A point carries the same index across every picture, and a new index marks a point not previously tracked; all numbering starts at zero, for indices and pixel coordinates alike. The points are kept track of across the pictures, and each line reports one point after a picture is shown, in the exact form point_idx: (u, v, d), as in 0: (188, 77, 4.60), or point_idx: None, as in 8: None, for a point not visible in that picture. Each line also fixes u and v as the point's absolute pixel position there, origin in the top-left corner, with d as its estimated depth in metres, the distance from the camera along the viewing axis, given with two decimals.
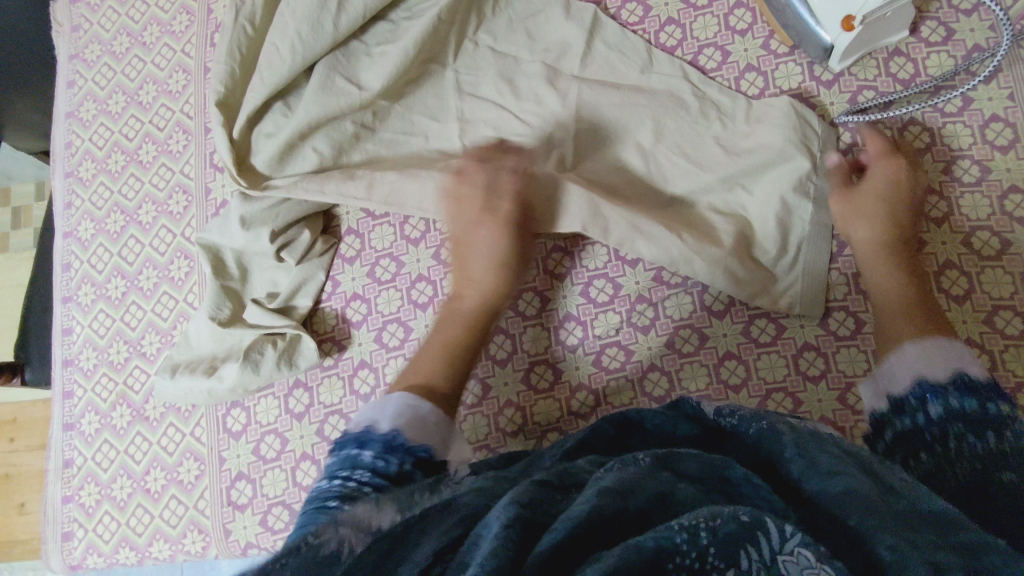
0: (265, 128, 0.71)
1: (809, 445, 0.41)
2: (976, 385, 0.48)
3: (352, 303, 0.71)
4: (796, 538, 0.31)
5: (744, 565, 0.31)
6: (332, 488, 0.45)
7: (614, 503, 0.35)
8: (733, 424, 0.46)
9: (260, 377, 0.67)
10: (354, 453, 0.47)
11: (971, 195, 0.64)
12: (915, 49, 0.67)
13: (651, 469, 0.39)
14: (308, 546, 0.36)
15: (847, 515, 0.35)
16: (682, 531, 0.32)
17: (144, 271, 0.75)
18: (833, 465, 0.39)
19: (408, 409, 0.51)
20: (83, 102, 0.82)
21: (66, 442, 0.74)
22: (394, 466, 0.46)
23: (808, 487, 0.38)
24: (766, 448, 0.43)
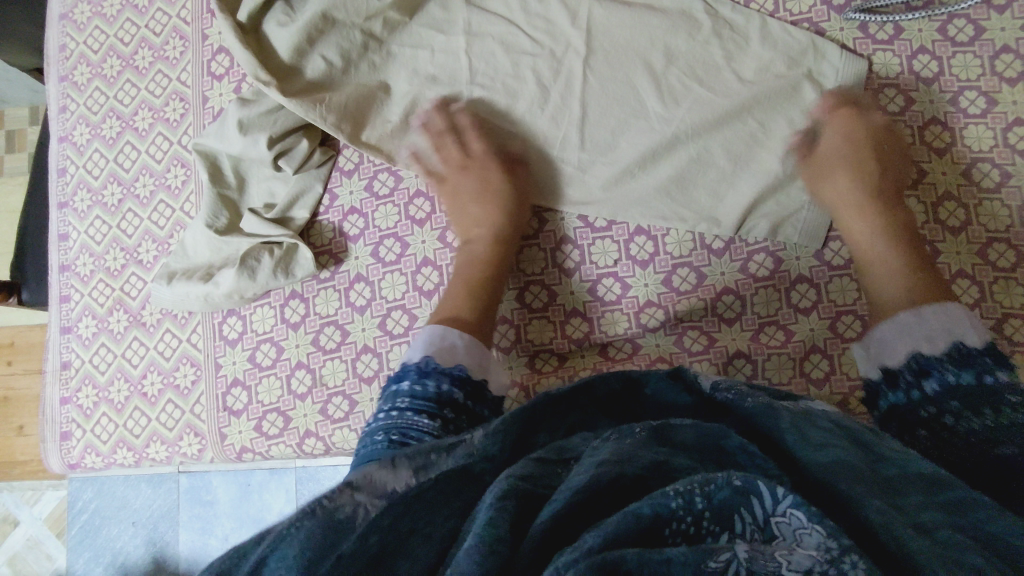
0: (271, 28, 0.69)
1: (801, 421, 0.41)
2: (971, 356, 0.48)
3: (350, 217, 0.71)
4: (788, 499, 0.32)
5: (739, 528, 0.32)
6: (383, 419, 0.50)
7: (613, 471, 0.35)
8: (729, 400, 0.45)
9: (256, 284, 0.67)
10: (395, 388, 0.53)
11: (975, 126, 0.64)
12: None
13: (647, 441, 0.39)
14: (323, 508, 0.36)
15: (838, 479, 0.36)
16: (678, 497, 0.32)
17: (140, 178, 0.75)
18: (823, 438, 0.39)
19: (439, 339, 0.57)
20: (76, 4, 0.79)
21: (64, 345, 0.75)
22: (433, 388, 0.52)
23: (798, 455, 0.39)
24: (764, 421, 0.42)
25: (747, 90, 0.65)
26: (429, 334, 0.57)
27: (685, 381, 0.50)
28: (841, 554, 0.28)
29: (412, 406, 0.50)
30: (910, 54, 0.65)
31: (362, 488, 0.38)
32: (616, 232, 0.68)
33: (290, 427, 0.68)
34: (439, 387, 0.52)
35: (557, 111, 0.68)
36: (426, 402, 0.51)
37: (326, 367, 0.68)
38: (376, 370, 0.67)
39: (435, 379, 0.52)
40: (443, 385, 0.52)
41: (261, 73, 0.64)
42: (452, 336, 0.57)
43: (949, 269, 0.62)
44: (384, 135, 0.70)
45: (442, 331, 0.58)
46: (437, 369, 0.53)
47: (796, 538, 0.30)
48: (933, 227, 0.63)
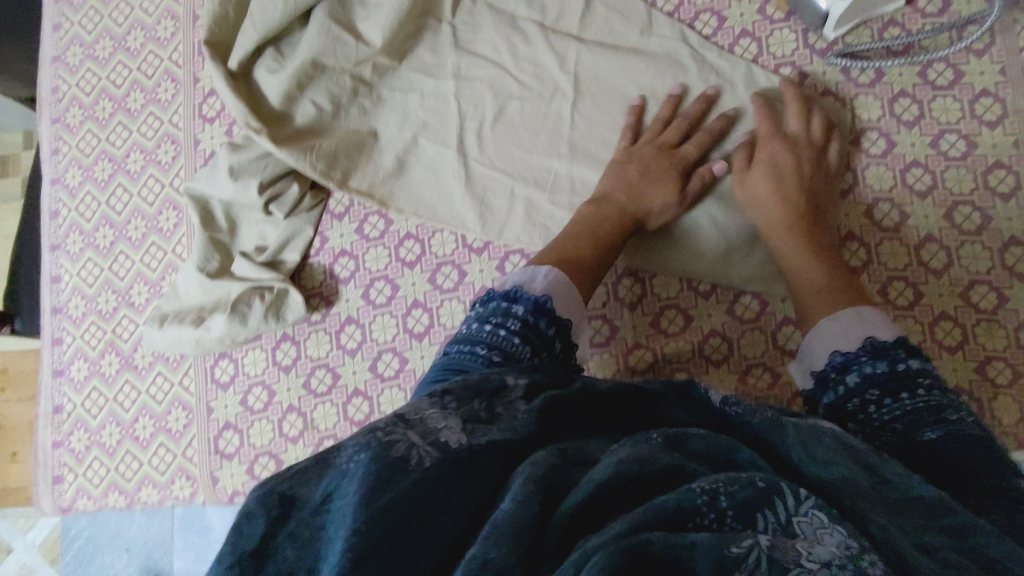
0: (262, 75, 0.70)
1: (810, 436, 0.39)
2: (884, 351, 0.50)
3: (340, 260, 0.71)
4: (810, 501, 0.32)
5: (760, 527, 0.32)
6: (482, 333, 0.49)
7: (630, 468, 0.34)
8: (739, 416, 0.41)
9: (247, 329, 0.68)
10: (502, 304, 0.51)
11: (956, 169, 0.64)
12: (910, 20, 0.67)
13: (663, 446, 0.37)
14: (378, 441, 0.34)
15: (851, 496, 0.35)
16: (703, 492, 0.33)
17: (132, 221, 0.75)
18: (829, 454, 0.37)
19: (561, 283, 0.55)
20: (69, 47, 0.80)
21: (56, 389, 0.75)
22: (541, 326, 0.50)
23: (805, 470, 0.37)
24: (770, 436, 0.39)
25: (721, 134, 0.66)
26: (539, 274, 0.55)
27: (692, 398, 0.45)
28: (861, 553, 0.30)
29: (517, 331, 0.49)
30: (891, 97, 0.66)
31: (417, 425, 0.36)
32: (604, 274, 0.69)
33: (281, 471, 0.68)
34: (546, 328, 0.50)
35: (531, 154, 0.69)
36: (530, 332, 0.49)
37: (317, 410, 0.69)
38: (367, 413, 0.68)
39: (546, 319, 0.51)
40: (549, 328, 0.51)
41: (252, 122, 0.66)
42: (551, 274, 0.56)
43: (931, 311, 0.63)
44: (375, 178, 0.70)
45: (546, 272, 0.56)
46: (552, 308, 0.52)
47: (816, 538, 0.31)
48: (916, 269, 0.64)
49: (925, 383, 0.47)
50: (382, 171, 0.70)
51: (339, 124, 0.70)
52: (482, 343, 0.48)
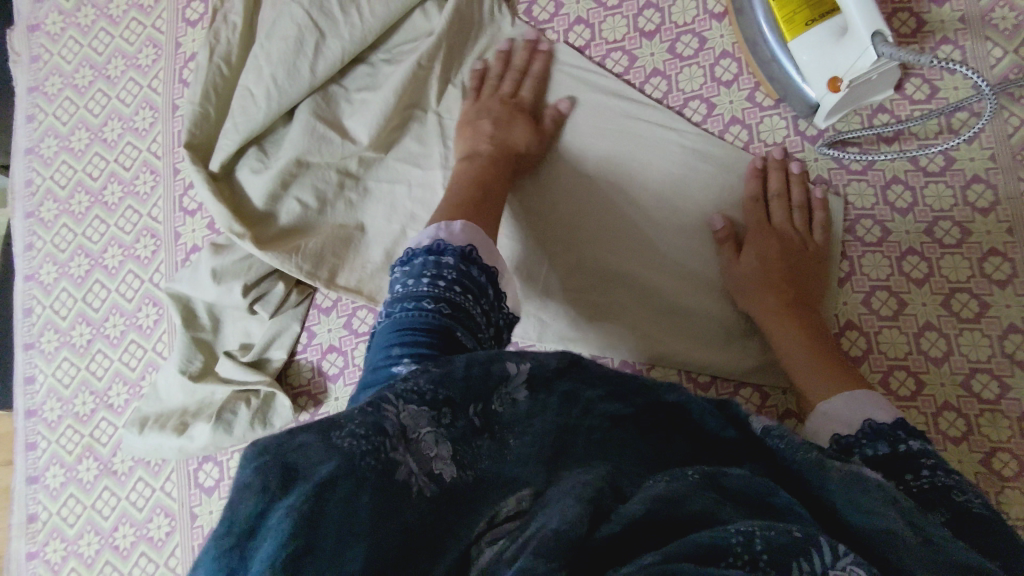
0: (244, 175, 0.68)
1: (855, 482, 0.35)
2: (883, 432, 0.49)
3: (328, 356, 0.69)
4: (850, 556, 0.30)
5: (793, 575, 0.29)
6: (421, 288, 0.45)
7: (664, 509, 0.33)
8: (779, 448, 0.38)
9: (232, 438, 0.65)
10: (427, 258, 0.47)
11: (951, 256, 0.64)
12: (899, 106, 0.67)
13: (698, 484, 0.35)
14: (382, 458, 0.32)
15: (902, 553, 0.32)
16: (738, 532, 0.31)
17: (110, 318, 0.72)
18: (878, 500, 0.34)
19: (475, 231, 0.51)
20: (43, 138, 0.78)
21: (30, 496, 0.72)
22: (469, 275, 0.47)
23: (849, 520, 0.34)
24: (813, 479, 0.36)
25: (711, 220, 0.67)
26: (434, 231, 0.50)
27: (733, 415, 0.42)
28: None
29: (442, 292, 0.45)
30: (884, 183, 0.66)
31: (413, 446, 0.34)
32: (600, 366, 0.67)
33: None
34: (477, 275, 0.47)
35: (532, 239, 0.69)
36: (456, 288, 0.46)
37: None
38: None
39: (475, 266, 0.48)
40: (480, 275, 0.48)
41: (234, 226, 0.64)
42: (463, 225, 0.51)
43: (935, 401, 0.62)
44: (366, 275, 0.68)
45: (449, 226, 0.51)
46: (459, 256, 0.48)
47: None
48: (917, 357, 0.63)
49: (928, 462, 0.44)
50: (370, 266, 0.68)
51: (326, 220, 0.68)
52: (426, 300, 0.44)
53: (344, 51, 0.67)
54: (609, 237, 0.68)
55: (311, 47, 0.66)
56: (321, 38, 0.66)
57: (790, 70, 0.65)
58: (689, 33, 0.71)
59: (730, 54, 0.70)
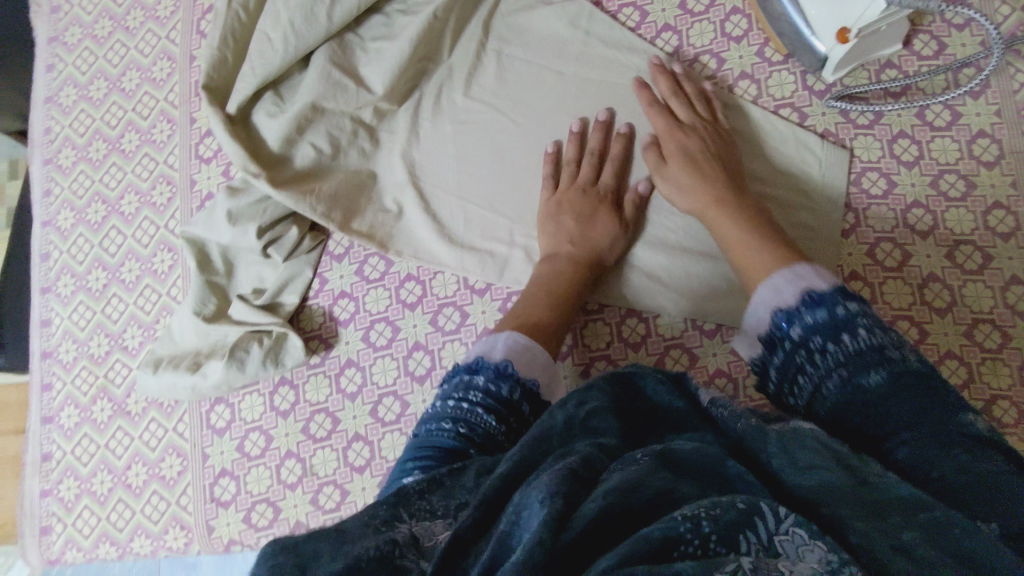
0: (261, 118, 0.69)
1: (792, 441, 0.38)
2: None
3: (340, 301, 0.70)
4: (791, 519, 0.31)
5: (744, 549, 0.29)
6: (445, 409, 0.49)
7: (622, 501, 0.32)
8: (723, 419, 0.43)
9: (244, 375, 0.67)
10: (467, 377, 0.51)
11: (956, 209, 0.65)
12: (907, 62, 0.68)
13: (650, 468, 0.36)
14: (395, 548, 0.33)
15: (823, 497, 0.34)
16: (685, 520, 0.30)
17: (126, 263, 0.74)
18: (811, 459, 0.36)
19: (521, 346, 0.54)
20: (62, 87, 0.79)
21: (44, 435, 0.73)
22: (506, 391, 0.49)
23: (786, 480, 0.36)
24: (752, 443, 0.39)
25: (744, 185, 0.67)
26: (510, 339, 0.54)
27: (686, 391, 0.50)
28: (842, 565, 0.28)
29: (481, 402, 0.49)
30: (890, 138, 0.67)
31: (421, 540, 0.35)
32: (607, 314, 0.68)
33: (279, 519, 0.66)
34: (512, 392, 0.50)
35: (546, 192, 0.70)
36: (495, 402, 0.49)
37: (317, 456, 0.67)
38: (367, 459, 0.66)
39: (511, 383, 0.50)
40: (517, 391, 0.50)
41: (249, 166, 0.65)
42: (508, 338, 0.54)
43: (937, 350, 0.63)
44: (378, 220, 0.70)
45: (523, 338, 0.55)
46: (515, 375, 0.51)
47: (799, 556, 0.29)
48: (920, 306, 0.64)
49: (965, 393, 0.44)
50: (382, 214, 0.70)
51: (338, 165, 0.69)
52: (447, 419, 0.48)
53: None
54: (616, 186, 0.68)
55: None
56: None
57: (800, 24, 0.66)
58: None
59: (740, 11, 0.71)
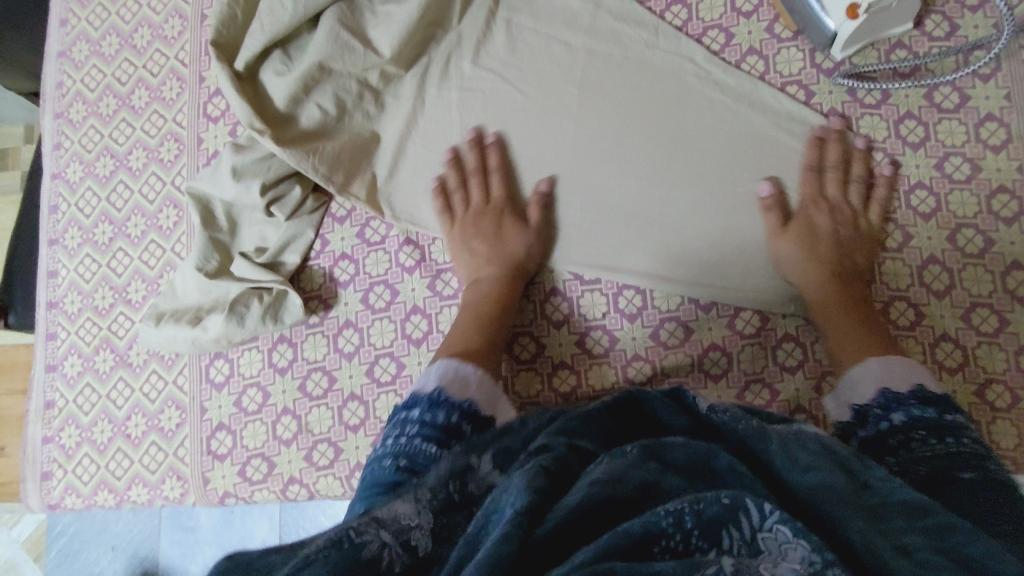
0: (268, 76, 0.70)
1: (792, 444, 0.41)
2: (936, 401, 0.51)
3: (341, 263, 0.71)
4: (774, 516, 0.33)
5: (726, 544, 0.32)
6: (388, 447, 0.50)
7: (606, 490, 0.35)
8: (723, 423, 0.45)
9: (244, 330, 0.68)
10: (404, 415, 0.53)
11: (959, 192, 0.64)
12: (918, 42, 0.67)
13: (638, 458, 0.39)
14: (350, 541, 0.35)
15: (822, 501, 0.37)
16: (669, 514, 0.33)
17: (132, 218, 0.75)
18: (811, 461, 0.39)
19: (456, 370, 0.56)
20: (76, 42, 0.80)
21: (48, 384, 0.74)
22: (442, 419, 0.52)
23: (787, 480, 0.39)
24: (754, 445, 0.42)
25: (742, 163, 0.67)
26: (443, 366, 0.57)
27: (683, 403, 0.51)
28: (823, 566, 0.30)
29: (419, 433, 0.50)
30: (896, 118, 0.67)
31: (388, 524, 0.37)
32: (604, 284, 0.68)
33: (273, 474, 0.68)
34: (448, 418, 0.52)
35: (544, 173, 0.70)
36: (434, 431, 0.51)
37: (312, 414, 0.68)
38: (362, 418, 0.67)
39: (446, 409, 0.52)
40: (453, 416, 0.52)
41: (256, 122, 0.66)
42: (465, 369, 0.57)
43: (932, 332, 0.63)
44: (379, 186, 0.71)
45: (457, 362, 0.57)
46: (448, 400, 0.53)
47: (781, 553, 0.31)
48: (917, 289, 0.64)
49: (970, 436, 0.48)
50: (382, 179, 0.71)
51: (342, 129, 0.70)
52: (390, 456, 0.49)
53: None
54: (613, 162, 0.69)
55: None
56: None
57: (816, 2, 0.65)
58: None
59: None
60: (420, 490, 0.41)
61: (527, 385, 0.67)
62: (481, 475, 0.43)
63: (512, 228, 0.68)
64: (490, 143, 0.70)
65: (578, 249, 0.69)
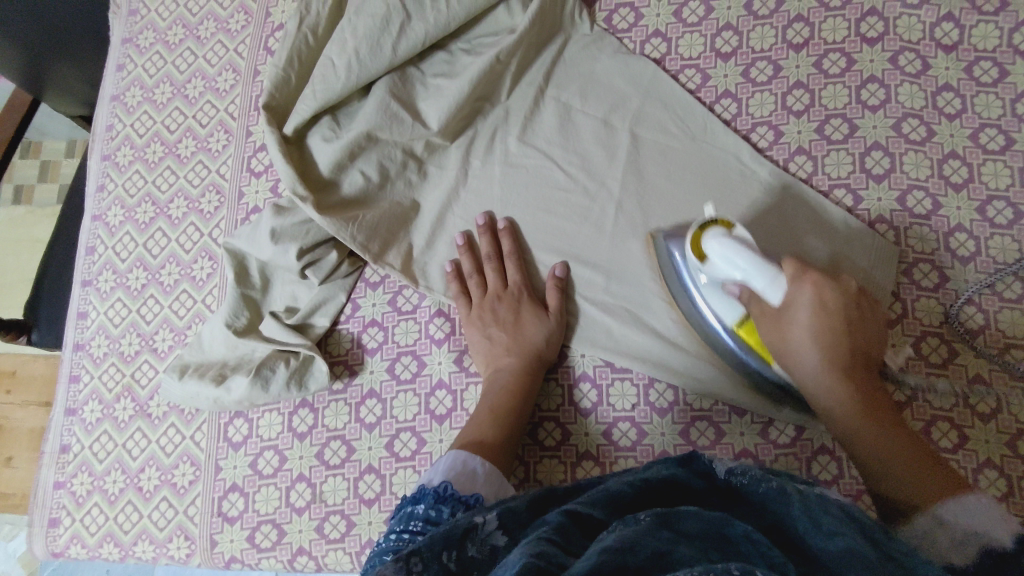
0: (316, 142, 0.70)
1: (815, 508, 0.39)
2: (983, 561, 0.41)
3: (369, 329, 0.70)
4: None
5: None
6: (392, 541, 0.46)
7: (616, 559, 0.31)
8: (746, 484, 0.43)
9: (267, 394, 0.67)
10: (409, 510, 0.49)
11: (1012, 311, 0.62)
12: (971, 154, 0.66)
13: (650, 527, 0.35)
14: None
15: (841, 562, 0.33)
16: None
17: (166, 267, 0.75)
18: (835, 525, 0.37)
19: (459, 464, 0.55)
20: (129, 87, 0.82)
21: (66, 427, 0.74)
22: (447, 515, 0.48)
23: (809, 543, 0.36)
24: (776, 508, 0.40)
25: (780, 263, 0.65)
26: (450, 459, 0.55)
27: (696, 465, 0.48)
28: None
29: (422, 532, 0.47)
30: (947, 230, 0.65)
31: None
32: (635, 374, 0.66)
33: (282, 543, 0.66)
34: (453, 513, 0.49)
35: (579, 257, 0.69)
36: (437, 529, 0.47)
37: (327, 483, 0.66)
38: (377, 493, 0.65)
39: (451, 505, 0.49)
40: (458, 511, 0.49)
41: (299, 188, 0.66)
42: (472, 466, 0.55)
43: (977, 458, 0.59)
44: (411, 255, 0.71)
45: (467, 455, 0.56)
46: (454, 495, 0.50)
47: None
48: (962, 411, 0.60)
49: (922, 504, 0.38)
50: (416, 250, 0.71)
51: (381, 196, 0.70)
52: (390, 553, 0.45)
53: (428, 37, 0.69)
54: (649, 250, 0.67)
55: (396, 27, 0.68)
56: (407, 21, 0.68)
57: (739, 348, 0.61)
58: (764, 59, 0.72)
59: (803, 85, 0.70)
60: (412, 557, 0.37)
61: (548, 473, 0.65)
62: (483, 534, 0.40)
63: (538, 313, 0.66)
64: (502, 229, 0.69)
65: (605, 337, 0.67)
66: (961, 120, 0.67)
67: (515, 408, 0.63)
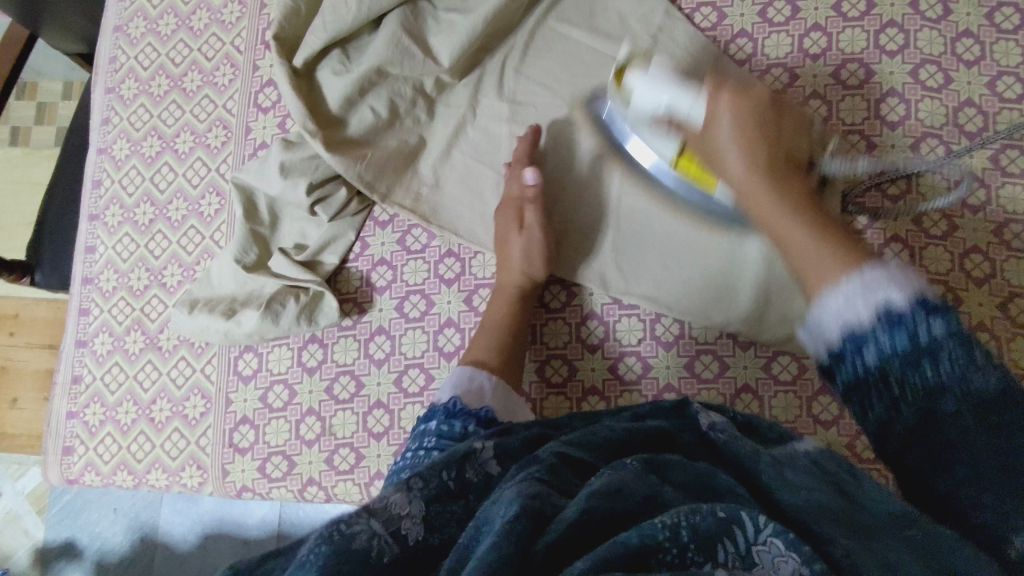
0: (325, 75, 0.70)
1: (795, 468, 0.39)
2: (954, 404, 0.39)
3: (379, 268, 0.70)
4: (769, 529, 0.30)
5: (721, 557, 0.30)
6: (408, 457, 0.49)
7: (606, 503, 0.33)
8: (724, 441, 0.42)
9: (277, 328, 0.67)
10: (422, 428, 0.52)
11: (1018, 259, 0.62)
12: (987, 102, 0.65)
13: (641, 471, 0.36)
14: (342, 533, 0.32)
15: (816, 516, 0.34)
16: (664, 526, 0.30)
17: (174, 202, 0.74)
18: (805, 481, 0.37)
19: (466, 380, 0.56)
20: (133, 18, 0.80)
21: (77, 358, 0.75)
22: (459, 428, 0.51)
23: (779, 496, 0.36)
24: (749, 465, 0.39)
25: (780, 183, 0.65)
26: (457, 378, 0.57)
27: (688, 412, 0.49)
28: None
29: (435, 446, 0.49)
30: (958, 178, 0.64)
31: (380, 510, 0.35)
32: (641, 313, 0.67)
33: (292, 473, 0.67)
34: (464, 427, 0.51)
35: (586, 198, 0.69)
36: (451, 441, 0.50)
37: (337, 417, 0.68)
38: (386, 427, 0.66)
39: (462, 420, 0.52)
40: (469, 425, 0.51)
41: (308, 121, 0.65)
42: (493, 387, 0.57)
43: None
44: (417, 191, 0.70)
45: (470, 373, 0.57)
46: (463, 410, 0.53)
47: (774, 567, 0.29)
48: None
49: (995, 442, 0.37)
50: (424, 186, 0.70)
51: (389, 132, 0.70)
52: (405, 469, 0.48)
53: None
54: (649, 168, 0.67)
55: None
56: None
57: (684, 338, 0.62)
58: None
59: (821, 27, 0.69)
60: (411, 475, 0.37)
61: (554, 409, 0.67)
62: (480, 460, 0.41)
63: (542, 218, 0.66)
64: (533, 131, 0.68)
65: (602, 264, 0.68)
66: (980, 66, 0.66)
67: (513, 314, 0.64)
